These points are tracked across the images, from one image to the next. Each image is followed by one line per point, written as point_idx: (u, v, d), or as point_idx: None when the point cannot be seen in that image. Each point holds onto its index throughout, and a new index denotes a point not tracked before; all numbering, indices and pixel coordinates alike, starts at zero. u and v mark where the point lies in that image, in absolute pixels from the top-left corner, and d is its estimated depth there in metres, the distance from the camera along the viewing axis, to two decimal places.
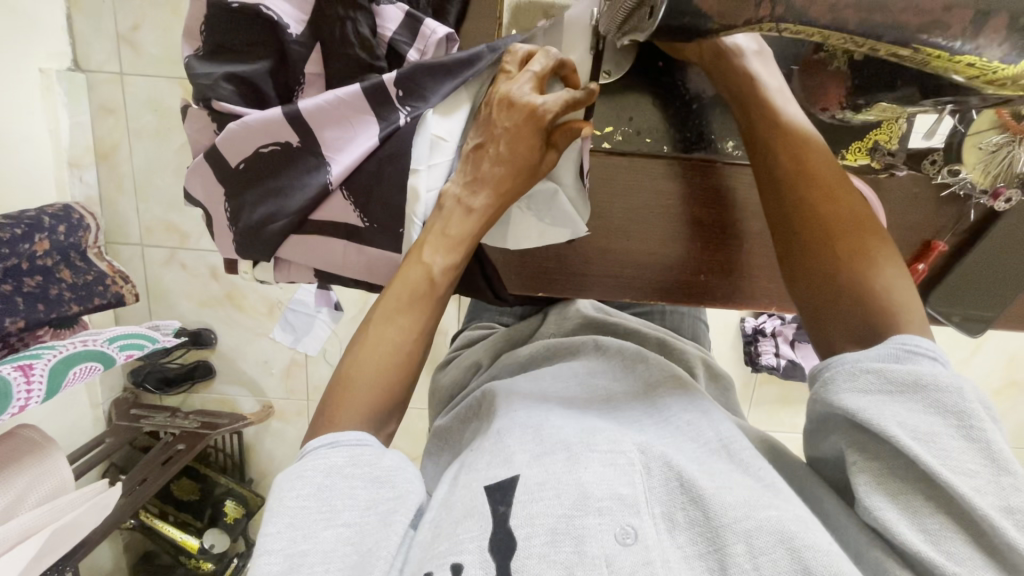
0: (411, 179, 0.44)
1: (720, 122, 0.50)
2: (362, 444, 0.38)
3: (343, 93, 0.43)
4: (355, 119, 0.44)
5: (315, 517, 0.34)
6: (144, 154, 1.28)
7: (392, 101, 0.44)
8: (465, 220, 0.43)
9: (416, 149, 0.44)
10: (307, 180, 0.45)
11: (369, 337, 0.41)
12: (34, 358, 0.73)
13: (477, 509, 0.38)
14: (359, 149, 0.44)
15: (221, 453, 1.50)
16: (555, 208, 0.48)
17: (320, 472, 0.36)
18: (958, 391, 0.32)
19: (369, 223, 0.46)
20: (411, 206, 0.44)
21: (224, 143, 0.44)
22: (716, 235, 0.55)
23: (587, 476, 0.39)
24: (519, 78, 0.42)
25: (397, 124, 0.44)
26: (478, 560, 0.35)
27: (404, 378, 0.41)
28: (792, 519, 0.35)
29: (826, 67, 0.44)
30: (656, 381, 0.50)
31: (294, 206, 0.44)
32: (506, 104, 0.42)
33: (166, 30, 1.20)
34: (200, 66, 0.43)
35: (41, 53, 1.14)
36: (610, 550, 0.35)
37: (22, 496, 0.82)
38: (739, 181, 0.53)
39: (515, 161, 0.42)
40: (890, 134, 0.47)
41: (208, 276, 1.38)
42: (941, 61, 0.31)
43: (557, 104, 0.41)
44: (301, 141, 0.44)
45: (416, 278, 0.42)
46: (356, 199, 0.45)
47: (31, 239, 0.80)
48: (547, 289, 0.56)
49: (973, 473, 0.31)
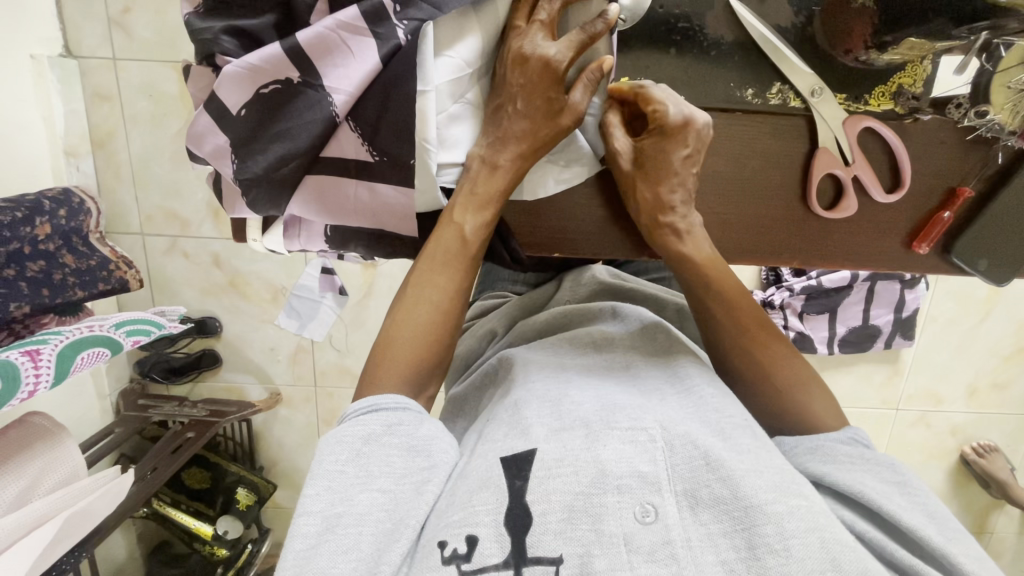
0: (420, 100, 0.43)
1: (739, 67, 0.47)
2: (403, 408, 0.40)
3: (342, 17, 0.40)
4: (354, 43, 0.41)
5: (353, 481, 0.37)
6: (141, 141, 1.26)
7: (388, 16, 0.41)
8: (492, 178, 0.45)
9: (424, 68, 0.42)
10: (309, 118, 0.42)
11: (410, 295, 0.44)
12: (41, 343, 0.72)
13: (493, 481, 0.37)
14: (359, 73, 0.41)
15: (230, 442, 1.50)
16: (570, 149, 0.49)
17: (359, 439, 0.38)
18: (893, 466, 0.41)
19: (378, 157, 0.44)
20: (422, 130, 0.43)
21: (223, 87, 0.41)
22: (741, 189, 0.50)
23: (605, 452, 0.38)
24: (530, 30, 0.42)
25: (397, 42, 0.41)
26: (493, 534, 0.35)
27: (446, 336, 0.44)
28: (819, 511, 0.35)
29: (850, 5, 0.42)
30: (677, 350, 0.49)
31: (304, 144, 0.43)
32: (519, 59, 0.42)
33: (157, 12, 1.18)
34: (200, 21, 0.42)
35: (31, 39, 1.11)
36: (629, 528, 0.35)
37: (35, 483, 0.81)
38: (756, 136, 0.48)
39: (534, 115, 0.43)
40: (913, 78, 0.46)
41: (210, 263, 1.36)
42: None
43: (571, 50, 0.42)
44: (302, 76, 0.42)
45: (449, 239, 0.45)
46: (363, 131, 0.44)
47: (32, 222, 0.78)
48: (563, 248, 0.51)
49: (910, 488, 0.40)
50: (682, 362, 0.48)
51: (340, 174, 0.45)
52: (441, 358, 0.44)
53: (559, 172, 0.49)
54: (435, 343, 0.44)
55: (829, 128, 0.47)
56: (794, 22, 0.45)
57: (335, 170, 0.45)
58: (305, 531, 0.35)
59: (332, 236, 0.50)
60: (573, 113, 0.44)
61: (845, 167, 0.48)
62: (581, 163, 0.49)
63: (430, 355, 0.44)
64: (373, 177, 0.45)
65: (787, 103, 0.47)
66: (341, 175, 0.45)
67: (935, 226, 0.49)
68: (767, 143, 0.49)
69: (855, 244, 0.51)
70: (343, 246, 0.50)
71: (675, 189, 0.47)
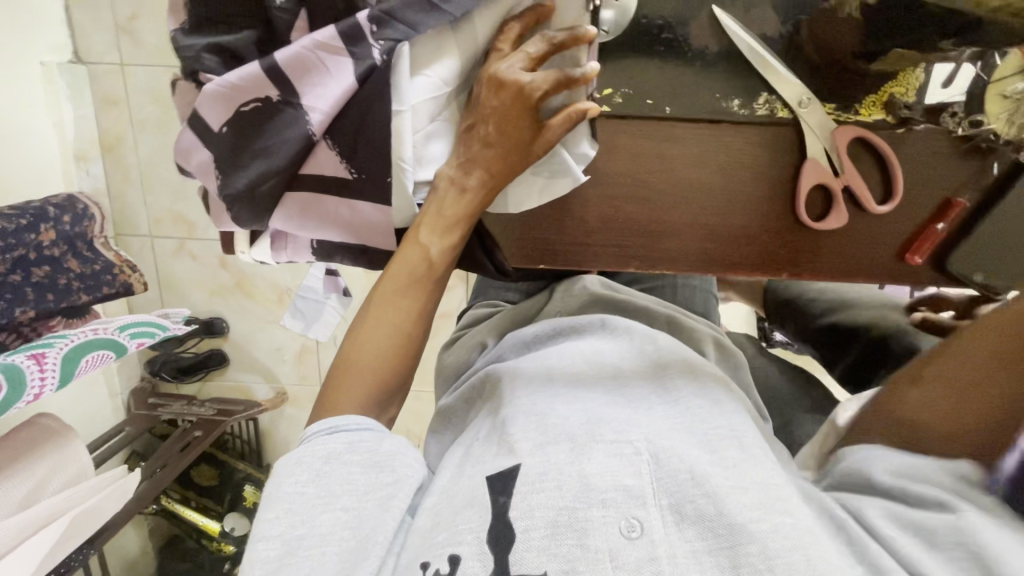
0: (396, 119, 0.43)
1: (724, 78, 0.46)
2: (364, 428, 0.41)
3: (319, 36, 0.41)
4: (331, 62, 0.41)
5: (314, 501, 0.38)
6: (148, 146, 1.28)
7: (365, 36, 0.41)
8: (459, 200, 0.44)
9: (400, 87, 0.43)
10: (287, 136, 0.43)
11: (373, 315, 0.44)
12: (46, 347, 0.74)
13: (478, 500, 0.38)
14: (336, 92, 0.42)
15: (237, 440, 1.53)
16: (552, 159, 0.46)
17: (319, 459, 0.39)
18: None
19: (358, 175, 0.45)
20: (398, 148, 0.44)
21: (206, 105, 0.42)
22: (721, 202, 0.49)
23: (589, 466, 0.38)
24: (511, 57, 0.41)
25: (373, 63, 0.42)
26: (476, 552, 0.35)
27: (407, 355, 0.44)
28: (804, 528, 0.34)
29: (838, 15, 0.43)
30: (667, 360, 0.49)
31: (283, 162, 0.43)
32: (494, 84, 0.41)
33: (163, 18, 1.19)
34: (183, 39, 0.42)
35: (41, 46, 1.14)
36: (615, 544, 0.34)
37: (43, 482, 0.83)
38: (739, 148, 0.48)
39: (503, 140, 0.42)
40: (905, 87, 0.45)
41: (217, 265, 1.39)
42: None
43: (546, 83, 0.40)
44: (281, 95, 0.42)
45: (415, 259, 0.44)
46: (341, 149, 0.44)
47: (36, 229, 0.79)
48: (550, 261, 0.51)
49: None
50: (669, 379, 0.47)
51: (321, 189, 0.46)
52: (404, 376, 0.44)
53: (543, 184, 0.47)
54: (402, 356, 0.44)
55: (818, 138, 0.47)
56: (781, 31, 0.44)
57: (317, 185, 0.46)
58: (265, 555, 0.36)
59: (317, 249, 0.50)
60: (546, 142, 0.43)
61: (833, 178, 0.47)
62: (565, 176, 0.46)
63: (393, 373, 0.43)
64: (353, 193, 0.46)
65: (774, 113, 0.47)
66: (322, 192, 0.46)
67: (924, 243, 0.48)
68: (754, 154, 0.48)
69: (847, 256, 0.50)
70: (329, 258, 0.50)
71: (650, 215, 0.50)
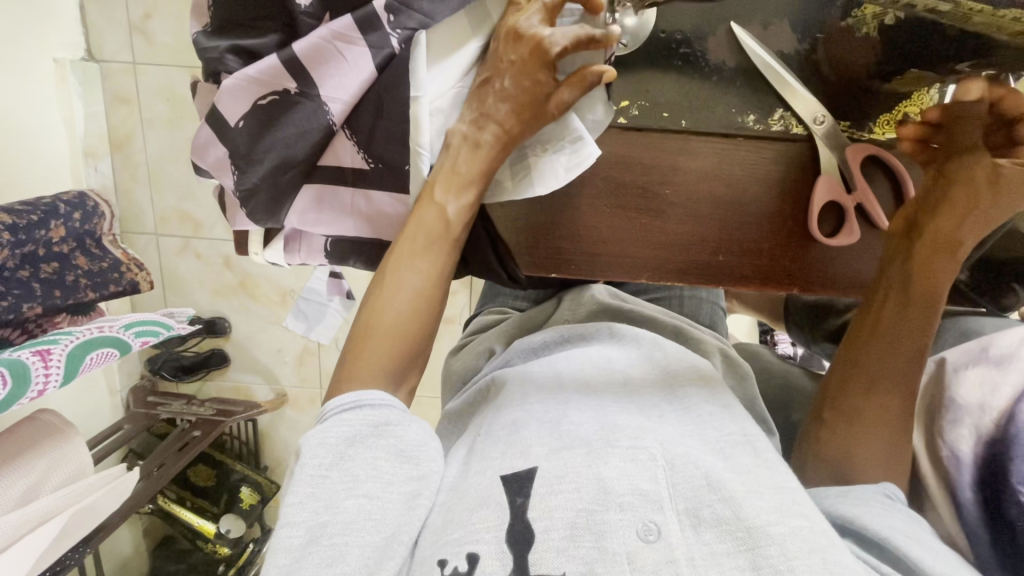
0: (414, 107, 0.43)
1: (742, 94, 0.46)
2: (388, 405, 0.41)
3: (334, 26, 0.41)
4: (348, 52, 0.42)
5: (337, 486, 0.37)
6: (158, 144, 1.29)
7: (382, 25, 0.42)
8: (473, 156, 0.44)
9: (417, 74, 0.42)
10: (304, 128, 0.43)
11: (387, 282, 0.44)
12: (52, 343, 0.74)
13: (494, 499, 0.38)
14: (357, 81, 0.42)
15: (236, 441, 1.52)
16: (563, 129, 0.45)
17: (343, 441, 0.39)
18: (875, 494, 0.41)
19: (374, 163, 0.45)
20: (416, 135, 0.44)
21: (225, 97, 0.42)
22: (734, 216, 0.49)
23: (608, 470, 0.38)
24: (528, 10, 0.41)
25: (391, 50, 0.42)
26: (495, 551, 0.35)
27: (422, 331, 0.44)
28: (821, 532, 0.34)
29: (854, 35, 0.44)
30: (678, 370, 0.49)
31: (301, 154, 0.44)
32: (512, 36, 0.41)
33: (177, 19, 1.21)
34: (207, 41, 0.43)
35: (55, 43, 1.15)
36: (632, 546, 0.35)
37: (42, 479, 0.83)
38: (755, 162, 0.48)
39: (519, 96, 0.42)
40: (921, 106, 0.45)
41: (221, 265, 1.39)
42: (984, 14, 0.29)
43: (567, 39, 0.40)
44: (299, 87, 0.42)
45: (430, 221, 0.44)
46: (359, 139, 0.45)
47: (46, 226, 0.79)
48: (562, 270, 0.51)
49: (892, 507, 0.40)
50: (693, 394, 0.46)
51: (337, 187, 0.46)
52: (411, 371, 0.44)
53: (568, 159, 0.45)
54: (417, 329, 0.44)
55: (831, 155, 0.47)
56: (797, 49, 0.45)
57: (334, 180, 0.46)
58: (288, 544, 0.35)
59: (331, 251, 0.51)
60: (559, 105, 0.43)
61: (846, 196, 0.48)
62: (582, 148, 0.45)
63: (406, 346, 0.43)
64: (369, 188, 0.46)
65: (788, 129, 0.47)
66: (338, 186, 0.46)
67: None
68: (769, 169, 0.48)
69: (859, 274, 0.50)
70: (343, 261, 0.51)
71: (703, 230, 0.50)
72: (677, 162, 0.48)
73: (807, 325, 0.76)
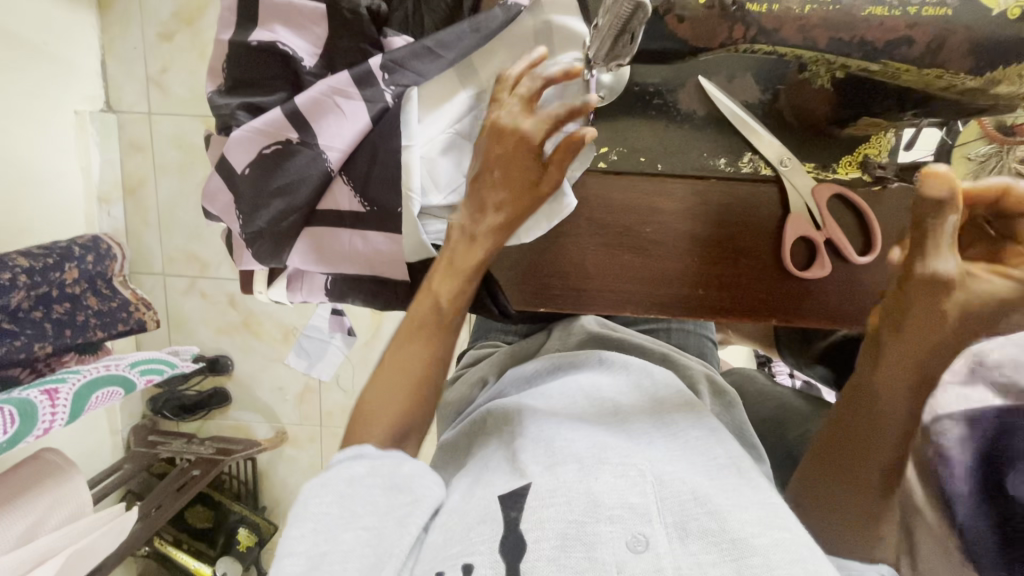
0: (404, 154, 0.46)
1: (712, 139, 0.50)
2: (386, 456, 0.43)
3: (333, 83, 0.45)
4: (346, 106, 0.46)
5: (336, 521, 0.39)
6: (169, 188, 1.35)
7: (377, 81, 0.45)
8: (469, 250, 0.47)
9: (406, 125, 0.46)
10: (304, 173, 0.47)
11: (387, 365, 0.47)
12: (59, 382, 0.76)
13: (491, 514, 0.39)
14: (352, 131, 0.46)
15: (235, 481, 1.51)
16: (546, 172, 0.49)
17: (342, 481, 0.41)
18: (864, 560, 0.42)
19: (370, 207, 0.48)
20: (406, 179, 0.46)
21: (233, 148, 0.46)
22: (712, 252, 0.52)
23: (598, 485, 0.39)
24: (506, 102, 0.45)
25: (385, 104, 0.46)
26: (488, 560, 0.36)
27: (418, 415, 0.46)
28: (803, 543, 0.36)
29: (811, 86, 0.47)
30: (666, 397, 0.50)
31: (303, 198, 0.47)
32: (494, 131, 0.45)
33: (191, 72, 1.29)
34: (220, 99, 0.47)
35: (76, 96, 1.22)
36: (621, 557, 0.36)
37: (42, 519, 0.83)
38: (729, 202, 0.51)
39: (511, 184, 0.45)
40: (879, 148, 0.49)
41: (226, 304, 1.42)
42: (911, 74, 0.32)
43: (542, 128, 0.44)
44: (300, 137, 0.46)
45: (427, 310, 0.47)
46: (354, 185, 0.48)
47: (62, 268, 0.83)
48: (550, 304, 0.54)
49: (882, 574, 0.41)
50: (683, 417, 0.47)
51: (338, 224, 0.49)
52: (412, 425, 0.46)
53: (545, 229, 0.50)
54: (414, 405, 0.46)
55: (799, 196, 0.50)
56: (761, 99, 0.49)
57: (334, 221, 0.50)
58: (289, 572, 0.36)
59: (331, 289, 0.53)
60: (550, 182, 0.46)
61: (816, 231, 0.50)
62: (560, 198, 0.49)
63: (403, 421, 0.46)
64: (366, 225, 0.49)
65: (758, 171, 0.50)
66: (337, 225, 0.49)
67: None
68: (743, 208, 0.51)
69: (838, 305, 0.52)
70: (342, 298, 0.53)
71: (683, 265, 0.52)
72: (654, 202, 0.52)
73: (798, 347, 0.77)
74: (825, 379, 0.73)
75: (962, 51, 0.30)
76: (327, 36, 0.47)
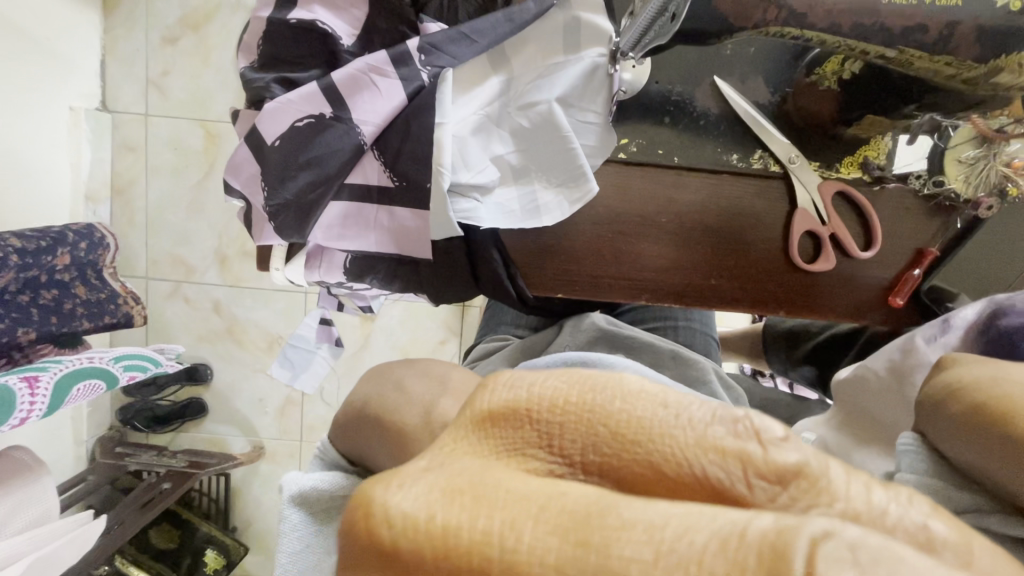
0: (437, 131, 0.47)
1: (727, 134, 0.53)
2: None
3: (372, 60, 0.46)
4: (382, 83, 0.46)
5: None
6: (158, 190, 1.33)
7: (413, 61, 0.47)
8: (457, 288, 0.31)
9: (440, 104, 0.47)
10: (336, 146, 0.47)
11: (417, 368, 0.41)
12: (40, 370, 0.72)
13: None
14: (389, 107, 0.47)
15: (204, 498, 1.44)
16: (569, 156, 0.50)
17: None
18: None
19: (398, 182, 0.49)
20: (438, 155, 0.47)
21: (265, 120, 0.46)
22: (723, 245, 0.54)
23: None
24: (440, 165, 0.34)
25: (421, 82, 0.47)
26: None
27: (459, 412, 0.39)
28: None
29: (818, 88, 0.51)
30: None
31: (333, 169, 0.47)
32: None
33: (193, 76, 1.29)
34: (253, 74, 0.48)
35: (74, 93, 1.21)
36: None
37: (6, 520, 0.77)
38: (740, 195, 0.54)
39: None
40: (877, 151, 0.53)
41: (210, 310, 1.38)
42: (923, 60, 0.37)
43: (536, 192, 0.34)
44: (334, 111, 0.46)
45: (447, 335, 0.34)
46: (385, 159, 0.49)
47: (54, 252, 0.80)
48: (567, 291, 0.56)
49: None
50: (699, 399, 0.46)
51: (364, 198, 0.50)
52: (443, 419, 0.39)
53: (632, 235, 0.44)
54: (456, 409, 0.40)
55: (807, 192, 0.53)
56: (771, 100, 0.53)
57: (360, 196, 0.50)
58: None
59: (351, 268, 0.55)
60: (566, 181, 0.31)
61: (822, 226, 0.53)
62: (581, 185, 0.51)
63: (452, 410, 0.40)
64: (394, 201, 0.50)
65: (767, 167, 0.53)
66: (364, 200, 0.50)
67: (904, 285, 0.54)
68: (755, 203, 0.54)
69: (836, 300, 0.55)
70: (361, 277, 0.55)
71: (695, 255, 0.55)
72: (670, 191, 0.54)
73: (785, 353, 0.79)
74: (809, 380, 0.75)
75: (971, 38, 0.35)
76: (365, 19, 0.49)
